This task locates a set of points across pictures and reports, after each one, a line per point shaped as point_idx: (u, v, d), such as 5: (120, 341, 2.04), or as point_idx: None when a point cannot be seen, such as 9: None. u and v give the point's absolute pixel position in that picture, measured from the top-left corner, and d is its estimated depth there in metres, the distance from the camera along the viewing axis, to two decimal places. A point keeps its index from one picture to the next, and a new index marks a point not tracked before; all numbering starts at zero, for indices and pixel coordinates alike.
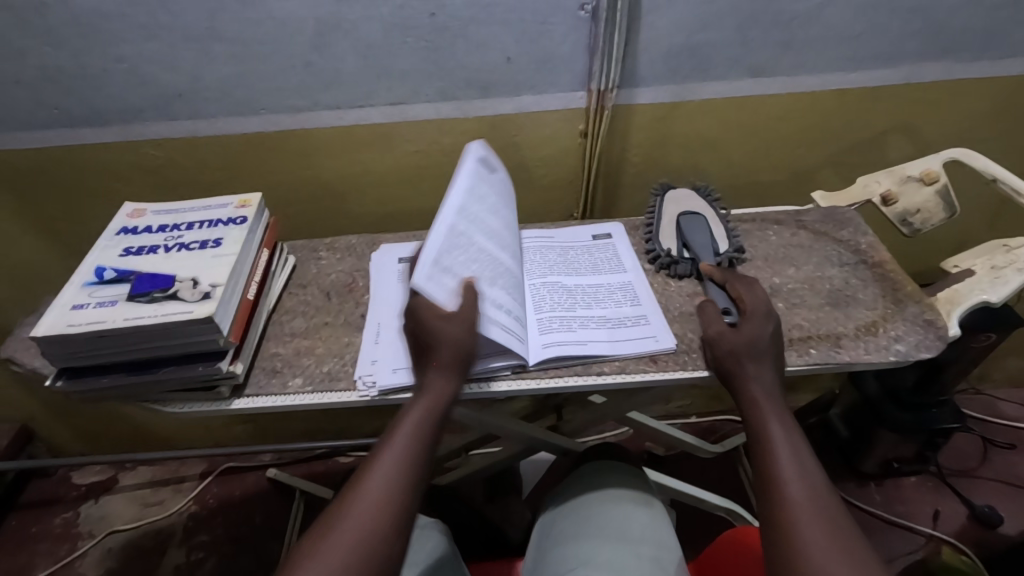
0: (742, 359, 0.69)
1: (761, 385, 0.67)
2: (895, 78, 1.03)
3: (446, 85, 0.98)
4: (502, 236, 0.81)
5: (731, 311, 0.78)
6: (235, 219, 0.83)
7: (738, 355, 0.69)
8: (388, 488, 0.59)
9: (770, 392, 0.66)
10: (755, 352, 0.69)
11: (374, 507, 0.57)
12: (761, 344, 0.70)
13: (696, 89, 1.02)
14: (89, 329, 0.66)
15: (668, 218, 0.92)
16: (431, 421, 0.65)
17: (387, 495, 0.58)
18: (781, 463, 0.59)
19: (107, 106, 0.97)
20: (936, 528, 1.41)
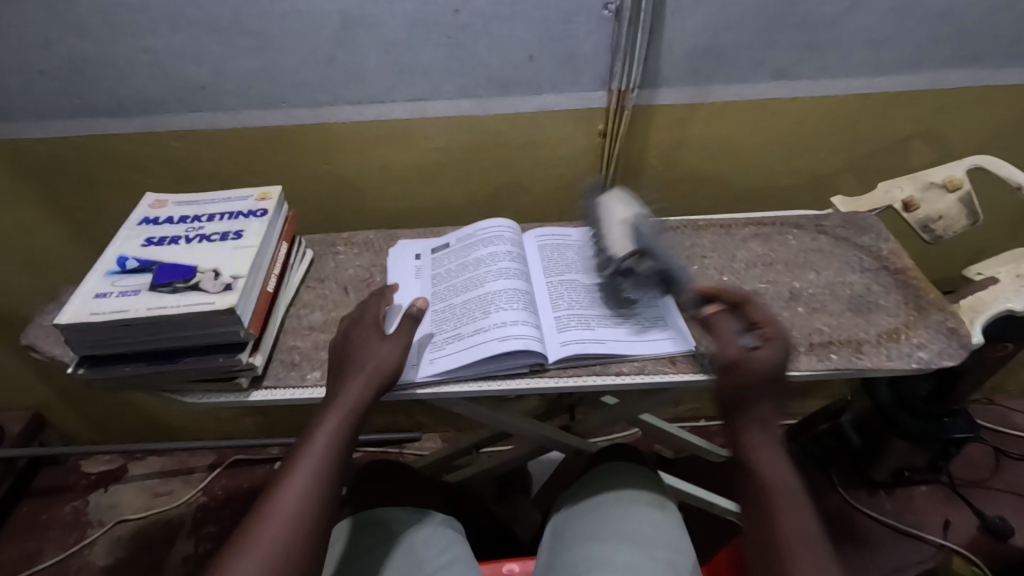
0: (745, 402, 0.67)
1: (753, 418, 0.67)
2: (918, 84, 1.03)
3: (467, 82, 0.98)
4: (476, 275, 0.86)
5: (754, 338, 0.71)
6: (256, 212, 0.83)
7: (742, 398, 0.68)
8: (303, 502, 0.63)
9: (766, 421, 0.67)
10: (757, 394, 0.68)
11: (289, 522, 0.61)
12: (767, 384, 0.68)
13: (718, 91, 1.01)
14: (112, 317, 0.66)
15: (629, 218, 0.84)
16: (344, 436, 0.69)
17: (296, 511, 0.62)
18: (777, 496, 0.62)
19: (130, 98, 0.97)
20: (946, 538, 1.40)
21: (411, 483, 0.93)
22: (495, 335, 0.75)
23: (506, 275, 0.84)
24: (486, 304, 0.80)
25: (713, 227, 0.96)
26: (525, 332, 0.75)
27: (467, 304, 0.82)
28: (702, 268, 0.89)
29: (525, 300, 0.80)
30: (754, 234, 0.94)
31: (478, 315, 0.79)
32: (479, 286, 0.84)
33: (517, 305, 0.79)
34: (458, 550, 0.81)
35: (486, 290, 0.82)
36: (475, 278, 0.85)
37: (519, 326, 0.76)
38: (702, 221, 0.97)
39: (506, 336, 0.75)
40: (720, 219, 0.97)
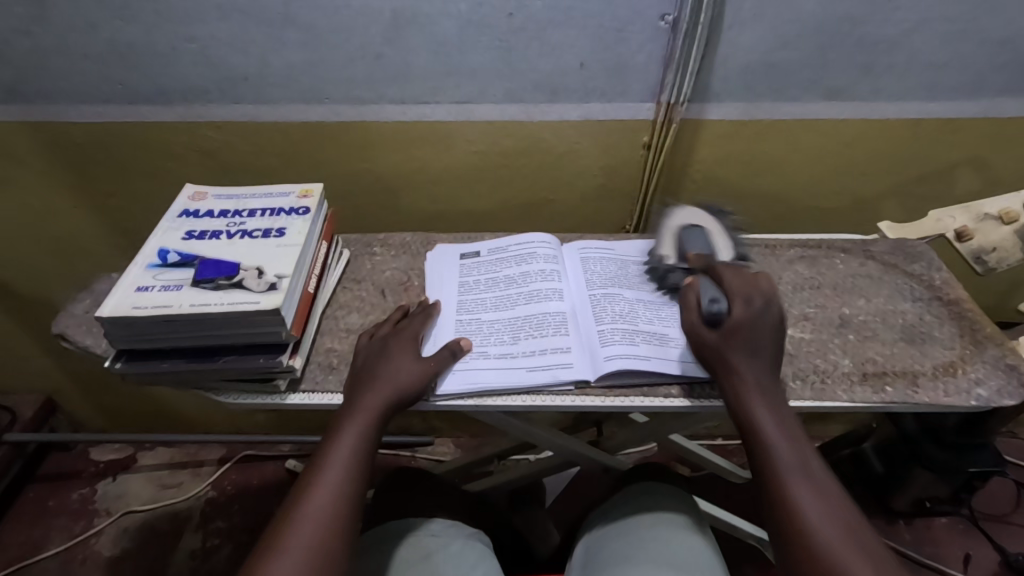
0: (721, 352, 0.68)
1: (740, 338, 0.68)
2: (973, 111, 1.01)
3: (514, 87, 0.97)
4: (507, 294, 0.84)
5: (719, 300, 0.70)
6: (298, 210, 0.82)
7: (721, 348, 0.68)
8: (336, 500, 0.61)
9: (760, 383, 0.66)
10: (734, 342, 0.68)
11: (319, 522, 0.59)
12: (742, 329, 0.68)
13: (767, 108, 1.00)
14: (155, 313, 0.64)
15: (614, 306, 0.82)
16: (371, 436, 0.67)
17: (329, 509, 0.60)
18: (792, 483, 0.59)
19: (172, 86, 0.96)
20: (967, 573, 1.37)
21: (436, 495, 0.90)
22: (525, 363, 0.75)
23: (538, 296, 0.83)
24: (517, 328, 0.79)
25: (759, 246, 0.94)
26: (556, 362, 0.75)
27: (495, 323, 0.80)
28: None
29: (556, 326, 0.79)
30: (800, 256, 0.92)
31: (505, 337, 0.78)
32: (510, 306, 0.83)
33: (548, 331, 0.78)
34: (486, 565, 0.79)
35: (517, 313, 0.81)
36: (505, 297, 0.84)
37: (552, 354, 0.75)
38: (747, 241, 0.95)
39: (536, 366, 0.75)
40: (765, 238, 0.95)
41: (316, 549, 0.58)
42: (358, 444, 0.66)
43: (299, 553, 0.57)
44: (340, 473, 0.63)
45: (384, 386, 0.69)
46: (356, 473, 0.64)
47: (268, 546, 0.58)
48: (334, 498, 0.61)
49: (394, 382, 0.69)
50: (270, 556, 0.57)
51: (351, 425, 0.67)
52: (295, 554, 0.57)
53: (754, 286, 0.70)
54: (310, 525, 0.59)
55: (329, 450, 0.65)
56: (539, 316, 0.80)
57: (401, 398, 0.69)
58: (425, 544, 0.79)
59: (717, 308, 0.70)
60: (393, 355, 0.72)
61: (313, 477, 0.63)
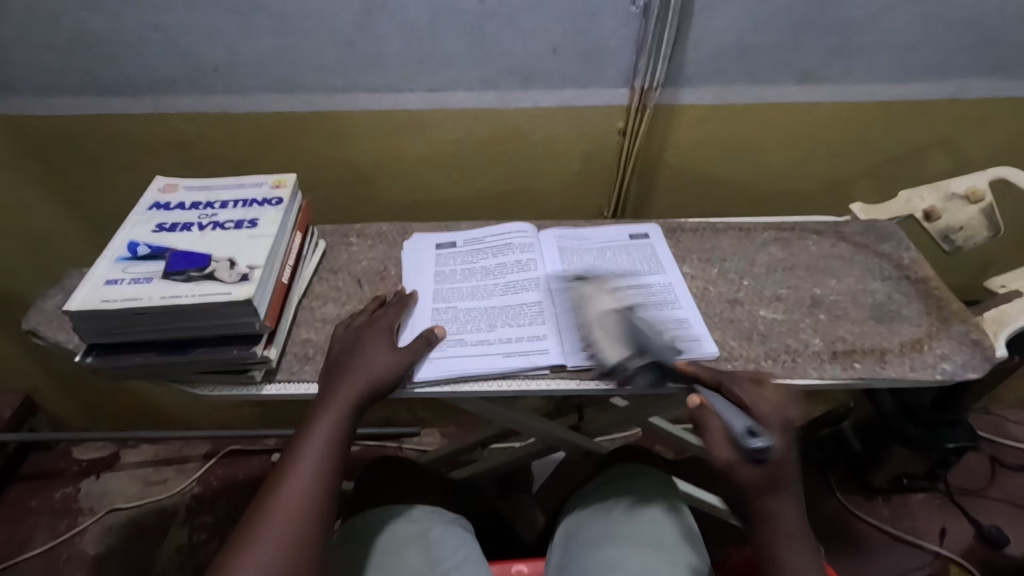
0: (763, 497, 0.63)
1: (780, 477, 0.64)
2: (942, 93, 1.02)
3: (488, 73, 0.96)
4: (483, 284, 0.85)
5: (758, 433, 0.64)
6: (271, 200, 0.81)
7: (760, 497, 0.63)
8: (310, 489, 0.62)
9: (793, 531, 0.63)
10: (776, 486, 0.63)
11: (293, 514, 0.60)
12: (782, 471, 0.64)
13: (741, 92, 1.00)
14: (125, 305, 0.64)
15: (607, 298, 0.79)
16: (346, 429, 0.67)
17: (303, 501, 0.61)
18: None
19: (140, 76, 0.94)
20: (943, 546, 1.41)
21: (414, 482, 0.91)
22: (501, 349, 0.76)
23: (513, 287, 0.84)
24: (492, 316, 0.80)
25: (734, 230, 0.95)
26: (531, 348, 0.75)
27: (472, 311, 0.81)
28: (723, 270, 0.88)
29: (531, 313, 0.80)
30: (774, 238, 0.93)
31: (482, 325, 0.79)
32: (486, 294, 0.83)
33: (523, 319, 0.79)
34: (468, 549, 0.80)
35: (492, 302, 0.82)
36: (481, 286, 0.84)
37: (526, 341, 0.76)
38: (722, 224, 0.96)
39: (512, 351, 0.75)
40: (740, 222, 0.96)
41: (291, 540, 0.58)
42: (332, 434, 0.66)
43: (274, 543, 0.57)
44: (315, 464, 0.64)
45: (359, 376, 0.69)
46: (332, 464, 0.64)
47: (242, 537, 0.58)
48: (308, 491, 0.62)
49: (367, 373, 0.70)
50: (244, 547, 0.57)
51: (324, 418, 0.67)
52: (269, 545, 0.57)
53: (780, 407, 0.68)
54: (283, 519, 0.59)
55: (303, 443, 0.65)
56: (516, 303, 0.81)
57: (374, 388, 0.69)
58: (405, 531, 0.80)
59: (760, 443, 0.63)
60: (366, 347, 0.72)
61: (288, 471, 0.63)
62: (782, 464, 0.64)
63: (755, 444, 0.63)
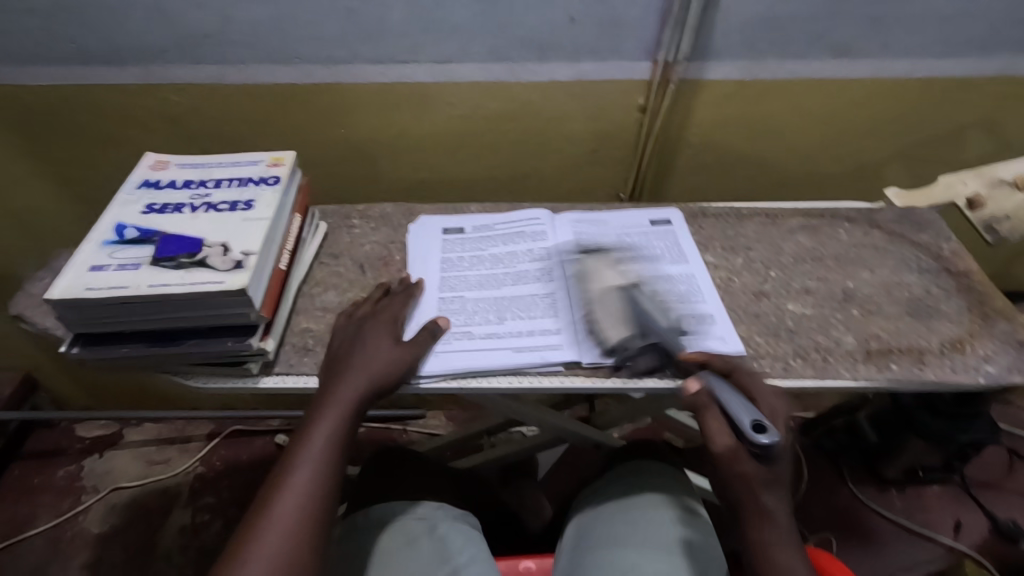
0: (757, 489, 0.57)
1: (779, 475, 0.58)
2: (987, 69, 0.95)
3: (499, 44, 0.90)
4: (492, 273, 0.80)
5: (768, 430, 0.58)
6: (267, 179, 0.76)
7: (757, 485, 0.57)
8: (306, 502, 0.57)
9: (784, 533, 0.57)
10: (775, 479, 0.58)
11: (297, 510, 0.57)
12: (783, 467, 0.59)
13: (771, 67, 0.93)
14: (110, 294, 0.60)
15: (608, 310, 0.71)
16: (346, 431, 0.63)
17: (305, 495, 0.58)
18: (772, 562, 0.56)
19: (128, 44, 0.88)
20: (957, 540, 1.38)
21: (421, 476, 0.87)
22: (509, 344, 0.71)
23: (526, 279, 0.79)
24: (501, 308, 0.75)
25: (758, 215, 0.89)
26: (543, 343, 0.71)
27: (479, 302, 0.76)
28: (748, 259, 0.82)
29: (544, 307, 0.75)
30: (802, 226, 0.87)
31: (490, 317, 0.74)
32: (496, 286, 0.78)
33: (536, 313, 0.74)
34: (473, 547, 0.77)
35: (502, 292, 0.77)
36: (490, 276, 0.79)
37: (538, 336, 0.72)
38: (746, 209, 0.90)
39: (522, 346, 0.71)
40: (766, 207, 0.90)
41: (293, 539, 0.55)
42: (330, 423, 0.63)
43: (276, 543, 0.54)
44: (312, 452, 0.61)
45: (360, 377, 0.65)
46: (331, 471, 0.60)
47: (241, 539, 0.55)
48: (304, 505, 0.57)
49: (368, 360, 0.66)
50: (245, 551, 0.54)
51: (321, 421, 0.63)
52: (264, 564, 0.53)
53: (776, 399, 0.63)
54: (277, 536, 0.55)
55: (299, 437, 0.62)
56: (527, 297, 0.76)
57: (378, 376, 0.66)
58: (409, 529, 0.77)
59: (766, 439, 0.57)
60: (366, 344, 0.68)
61: (283, 479, 0.59)
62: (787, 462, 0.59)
63: (762, 441, 0.57)
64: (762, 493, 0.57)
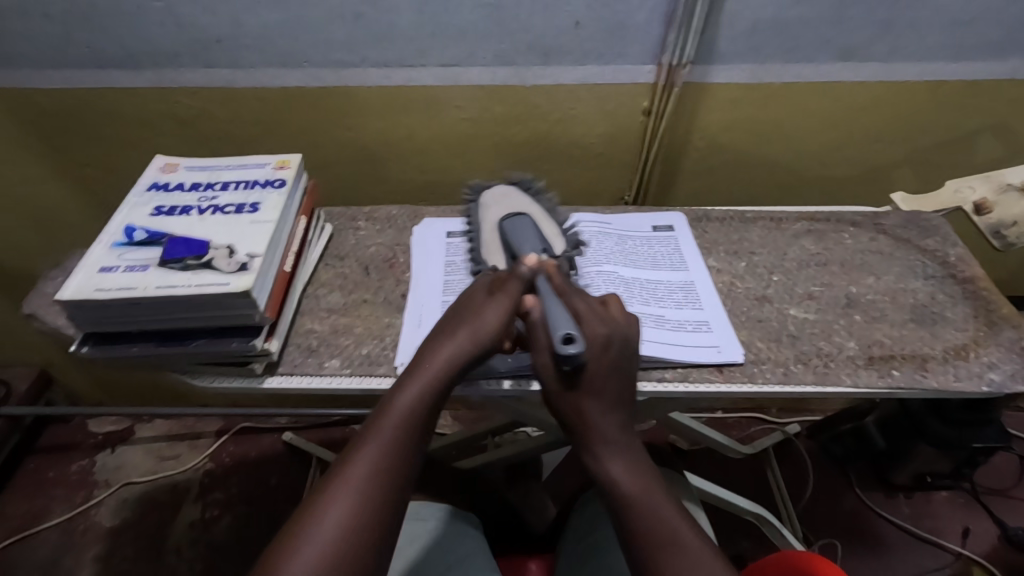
0: (580, 402, 0.60)
1: (597, 383, 0.60)
2: (998, 72, 0.94)
3: (504, 48, 0.90)
4: None
5: (576, 339, 0.56)
6: (274, 182, 0.77)
7: (568, 396, 0.60)
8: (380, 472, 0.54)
9: (614, 438, 0.61)
10: (597, 386, 0.60)
11: (363, 505, 0.52)
12: (599, 374, 0.60)
13: (777, 70, 0.93)
14: (119, 296, 0.61)
15: (492, 242, 0.78)
16: (433, 401, 0.59)
17: (373, 487, 0.53)
18: (655, 550, 0.55)
19: (140, 48, 0.90)
20: (965, 547, 1.37)
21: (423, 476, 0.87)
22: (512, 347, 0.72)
23: None
24: None
25: (763, 219, 0.89)
26: None
27: None
28: (751, 263, 0.82)
29: None
30: (807, 230, 0.87)
31: None
32: None
33: None
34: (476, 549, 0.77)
35: None
36: None
37: None
38: (750, 213, 0.90)
39: (524, 349, 0.71)
40: (771, 211, 0.90)
41: (351, 533, 0.50)
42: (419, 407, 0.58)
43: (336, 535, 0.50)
44: (393, 437, 0.56)
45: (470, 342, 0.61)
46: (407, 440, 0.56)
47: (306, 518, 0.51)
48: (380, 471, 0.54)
49: (479, 338, 0.61)
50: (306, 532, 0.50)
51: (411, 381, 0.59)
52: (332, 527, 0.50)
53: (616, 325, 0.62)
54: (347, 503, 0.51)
55: (382, 416, 0.57)
56: None
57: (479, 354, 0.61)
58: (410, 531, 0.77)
59: (574, 348, 0.55)
60: (479, 310, 0.63)
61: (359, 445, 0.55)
62: (614, 376, 0.61)
63: (568, 350, 0.56)
64: (584, 409, 0.60)
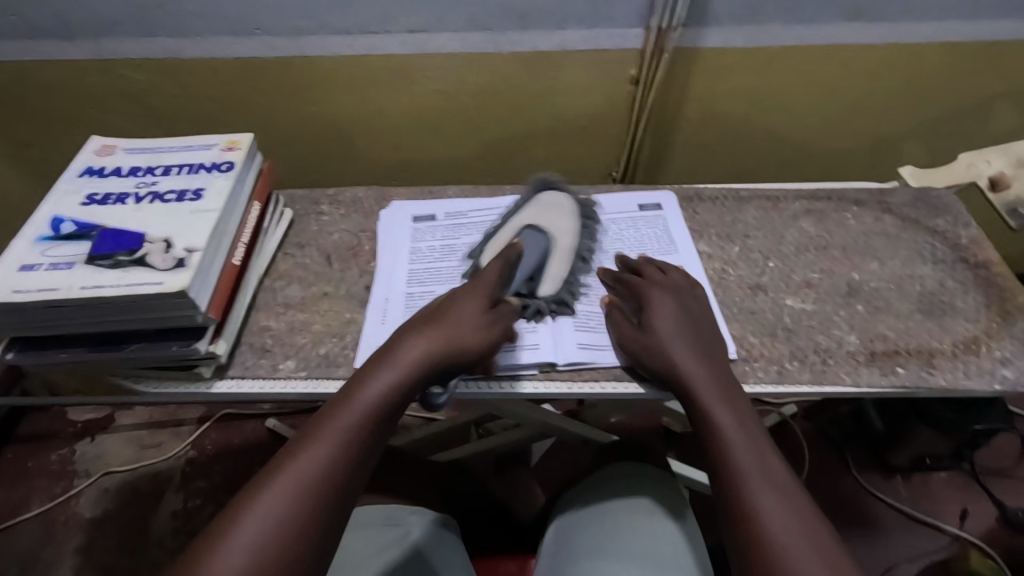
0: (663, 348, 0.59)
1: (690, 337, 0.60)
2: (1019, 32, 0.86)
3: (477, 11, 0.82)
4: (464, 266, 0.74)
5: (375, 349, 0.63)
6: (220, 165, 0.70)
7: (649, 346, 0.60)
8: (334, 456, 0.47)
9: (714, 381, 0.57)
10: (698, 342, 0.60)
11: (290, 510, 0.44)
12: (687, 330, 0.61)
13: (777, 33, 0.85)
14: (38, 298, 0.55)
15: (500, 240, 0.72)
16: (405, 387, 0.52)
17: (321, 479, 0.46)
18: (753, 480, 0.48)
19: (75, 16, 0.82)
20: (963, 529, 1.32)
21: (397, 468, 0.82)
22: None
23: None
24: None
25: (759, 198, 0.82)
26: (518, 343, 0.65)
27: None
28: (745, 248, 0.76)
29: None
30: (806, 210, 0.80)
31: None
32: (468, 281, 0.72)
33: None
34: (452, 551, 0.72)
35: None
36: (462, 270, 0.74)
37: (512, 336, 0.66)
38: (745, 192, 0.83)
39: (495, 347, 0.65)
40: (768, 189, 0.83)
41: (288, 521, 0.43)
42: (373, 414, 0.50)
43: (250, 549, 0.42)
44: (329, 451, 0.47)
45: (440, 330, 0.56)
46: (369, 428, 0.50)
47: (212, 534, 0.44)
48: (332, 453, 0.47)
49: (445, 341, 0.55)
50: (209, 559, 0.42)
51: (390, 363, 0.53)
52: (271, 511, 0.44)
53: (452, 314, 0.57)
54: (289, 486, 0.45)
55: (324, 423, 0.49)
56: None
57: (451, 362, 0.55)
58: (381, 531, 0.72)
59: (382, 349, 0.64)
60: (461, 304, 0.58)
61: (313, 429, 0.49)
62: (700, 329, 0.61)
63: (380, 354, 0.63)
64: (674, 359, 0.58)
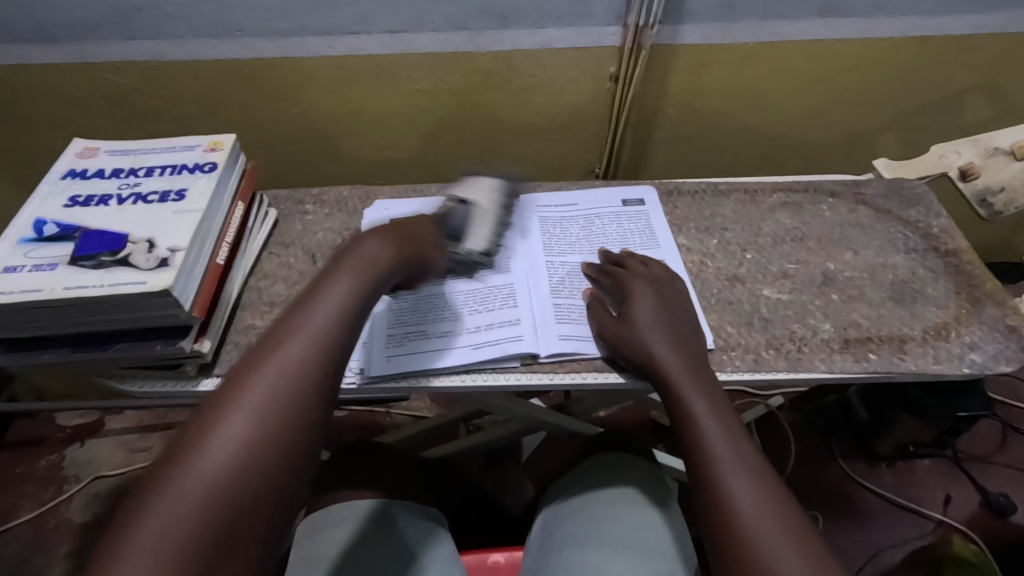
0: (636, 338, 0.61)
1: (662, 324, 0.61)
2: (986, 27, 0.88)
3: (456, 11, 0.83)
4: None
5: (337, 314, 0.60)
6: (203, 166, 0.70)
7: (624, 334, 0.62)
8: (287, 389, 0.44)
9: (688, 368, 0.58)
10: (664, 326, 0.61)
11: (239, 451, 0.40)
12: (659, 316, 0.62)
13: (752, 29, 0.86)
14: (21, 299, 0.55)
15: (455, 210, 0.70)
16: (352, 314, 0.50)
17: (275, 413, 0.42)
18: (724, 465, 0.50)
19: (54, 19, 0.82)
20: (946, 515, 1.34)
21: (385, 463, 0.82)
22: (466, 341, 0.67)
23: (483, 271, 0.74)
24: (458, 303, 0.70)
25: (737, 191, 0.84)
26: (501, 338, 0.67)
27: (434, 297, 0.71)
28: (723, 241, 0.77)
29: (502, 301, 0.70)
30: (783, 203, 0.82)
31: (446, 313, 0.69)
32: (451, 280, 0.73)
33: (495, 307, 0.70)
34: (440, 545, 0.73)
35: (460, 286, 0.72)
36: None
37: (496, 331, 0.67)
38: (724, 185, 0.84)
39: (479, 343, 0.66)
40: (745, 182, 0.85)
41: (241, 468, 0.40)
42: (330, 334, 0.48)
43: (197, 498, 0.38)
44: (295, 372, 0.45)
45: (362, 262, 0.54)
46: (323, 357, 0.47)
47: (194, 434, 0.41)
48: (291, 388, 0.44)
49: (367, 264, 0.54)
50: (163, 488, 0.38)
51: (327, 294, 0.50)
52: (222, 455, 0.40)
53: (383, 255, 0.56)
54: (243, 425, 0.41)
55: (283, 346, 0.46)
56: (485, 291, 0.71)
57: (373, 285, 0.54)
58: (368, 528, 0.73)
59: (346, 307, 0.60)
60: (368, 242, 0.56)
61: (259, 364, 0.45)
62: (671, 316, 0.63)
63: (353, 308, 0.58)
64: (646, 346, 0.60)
